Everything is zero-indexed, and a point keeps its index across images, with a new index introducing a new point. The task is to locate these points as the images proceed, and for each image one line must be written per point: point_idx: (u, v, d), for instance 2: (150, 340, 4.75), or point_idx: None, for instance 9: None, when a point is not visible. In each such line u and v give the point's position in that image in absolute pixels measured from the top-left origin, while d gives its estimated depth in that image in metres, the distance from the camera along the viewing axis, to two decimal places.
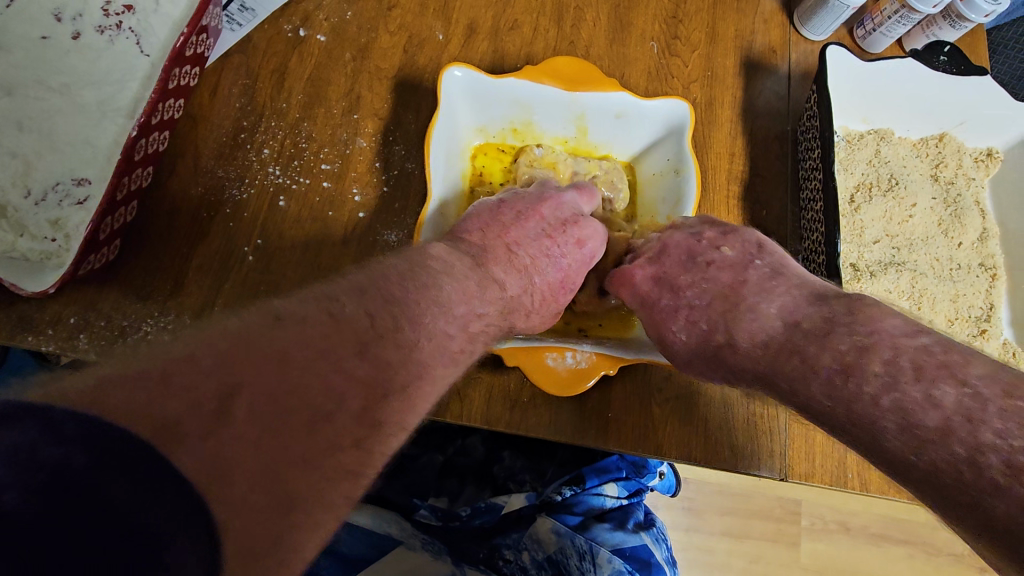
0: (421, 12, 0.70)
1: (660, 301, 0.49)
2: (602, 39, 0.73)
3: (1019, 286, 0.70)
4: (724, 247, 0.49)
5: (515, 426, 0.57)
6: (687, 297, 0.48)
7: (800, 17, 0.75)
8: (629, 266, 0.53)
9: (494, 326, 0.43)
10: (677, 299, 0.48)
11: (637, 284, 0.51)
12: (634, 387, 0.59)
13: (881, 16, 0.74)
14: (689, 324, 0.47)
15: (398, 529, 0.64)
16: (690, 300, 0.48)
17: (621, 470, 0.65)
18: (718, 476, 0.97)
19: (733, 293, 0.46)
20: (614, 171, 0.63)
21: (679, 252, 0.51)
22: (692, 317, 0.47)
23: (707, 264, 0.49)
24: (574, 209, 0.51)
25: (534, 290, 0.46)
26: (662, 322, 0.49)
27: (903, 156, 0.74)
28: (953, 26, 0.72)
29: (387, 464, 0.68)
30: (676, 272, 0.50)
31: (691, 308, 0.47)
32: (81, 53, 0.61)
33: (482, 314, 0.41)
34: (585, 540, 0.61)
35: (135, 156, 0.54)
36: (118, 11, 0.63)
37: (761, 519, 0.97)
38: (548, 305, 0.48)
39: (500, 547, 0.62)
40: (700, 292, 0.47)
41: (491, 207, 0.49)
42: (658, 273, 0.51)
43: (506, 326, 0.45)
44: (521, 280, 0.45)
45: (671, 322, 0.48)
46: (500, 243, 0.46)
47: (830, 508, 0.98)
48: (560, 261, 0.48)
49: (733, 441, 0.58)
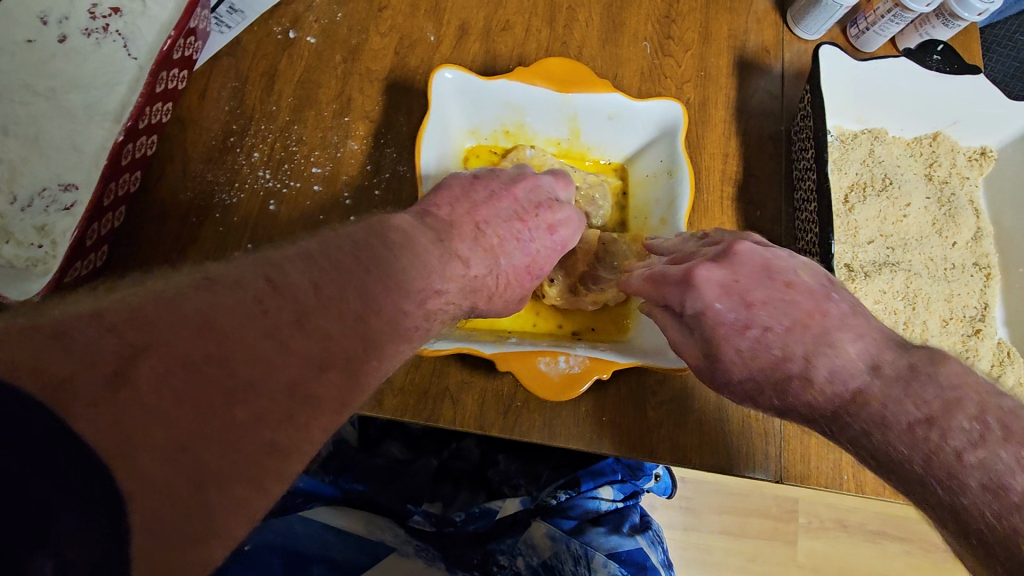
0: (412, 13, 0.69)
1: (725, 313, 0.39)
2: (595, 39, 0.72)
3: (1013, 286, 0.70)
4: (803, 269, 0.40)
5: (510, 431, 0.57)
6: (762, 317, 0.38)
7: (793, 16, 0.75)
8: (688, 266, 0.42)
9: (457, 304, 0.40)
10: (745, 315, 0.39)
11: (695, 287, 0.41)
12: (629, 391, 0.59)
13: (875, 15, 0.73)
14: (753, 345, 0.38)
15: (391, 535, 0.62)
16: (765, 319, 0.38)
17: (616, 473, 0.66)
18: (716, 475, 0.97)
19: (816, 321, 0.37)
20: (595, 186, 0.62)
21: (751, 262, 0.41)
22: (765, 341, 0.38)
23: (788, 284, 0.39)
24: (549, 194, 0.48)
25: (499, 272, 0.42)
26: (716, 337, 0.40)
27: (897, 156, 0.74)
28: (946, 25, 0.72)
29: (380, 470, 0.67)
30: (750, 286, 0.39)
31: (762, 329, 0.38)
32: (67, 56, 0.61)
33: (441, 292, 0.37)
34: (579, 544, 0.61)
35: (122, 161, 0.53)
36: (105, 13, 0.62)
37: (758, 518, 0.97)
38: (512, 289, 0.44)
39: (494, 553, 0.62)
40: (777, 313, 0.38)
41: (463, 180, 0.45)
42: (726, 280, 0.40)
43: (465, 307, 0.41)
44: (486, 259, 0.41)
45: (735, 341, 0.39)
46: (467, 219, 0.42)
47: (827, 506, 0.98)
48: (527, 243, 0.44)
49: (728, 443, 0.58)
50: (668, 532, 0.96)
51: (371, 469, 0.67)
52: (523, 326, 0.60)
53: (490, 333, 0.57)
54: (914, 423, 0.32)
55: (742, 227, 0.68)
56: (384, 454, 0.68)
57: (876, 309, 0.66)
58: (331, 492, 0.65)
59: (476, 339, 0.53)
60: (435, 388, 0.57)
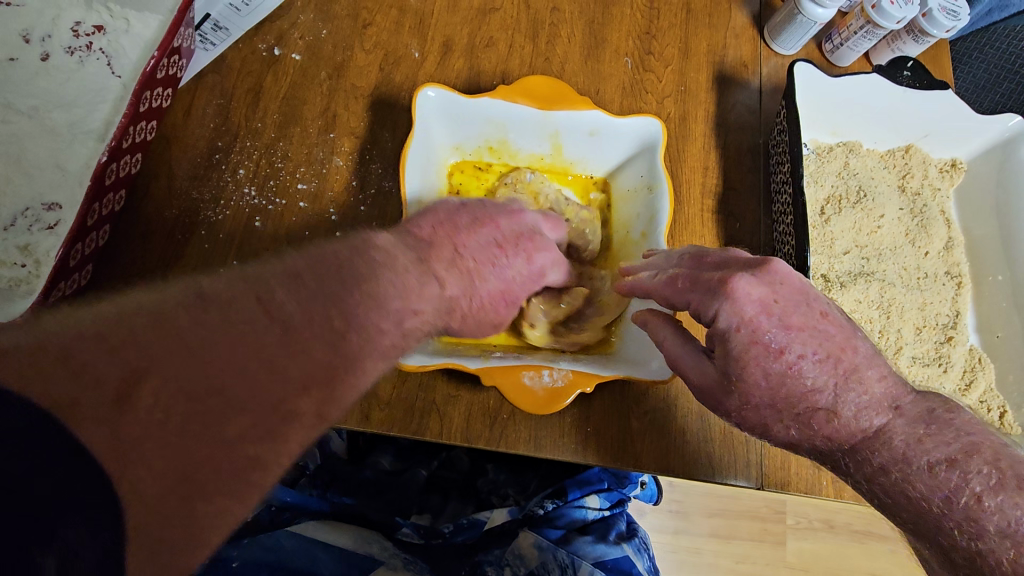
0: (397, 30, 0.70)
1: (765, 335, 0.41)
2: (577, 55, 0.73)
3: (983, 294, 0.72)
4: (831, 302, 0.45)
5: (496, 444, 0.58)
6: (798, 344, 0.41)
7: (769, 32, 0.77)
8: (732, 277, 0.43)
9: (433, 325, 0.39)
10: (786, 338, 0.41)
11: (739, 301, 0.42)
12: (615, 401, 0.60)
13: (848, 31, 0.76)
14: (789, 369, 0.41)
15: (379, 549, 0.61)
16: (800, 347, 0.41)
17: (602, 481, 0.69)
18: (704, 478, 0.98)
19: (847, 356, 0.42)
20: (588, 221, 0.64)
21: (790, 287, 0.43)
22: (798, 369, 0.41)
23: (821, 314, 0.43)
24: (529, 226, 0.48)
25: (473, 295, 0.42)
26: (754, 356, 0.41)
27: (871, 168, 0.76)
28: (916, 41, 0.75)
29: (368, 482, 0.67)
30: (789, 310, 0.42)
31: (801, 355, 0.41)
32: (49, 74, 0.61)
33: (419, 311, 0.37)
34: (566, 554, 0.61)
35: (105, 181, 0.53)
36: (88, 32, 0.63)
37: (747, 519, 0.99)
38: (487, 311, 0.43)
39: (482, 564, 0.61)
40: (814, 340, 0.41)
41: (449, 207, 0.44)
42: (768, 299, 0.42)
43: (440, 328, 0.41)
44: (461, 284, 0.41)
45: (766, 363, 0.41)
46: (447, 242, 0.42)
47: (814, 507, 1.00)
48: (503, 271, 0.44)
49: (710, 452, 0.59)
50: (659, 535, 0.97)
51: (360, 484, 0.67)
52: (510, 341, 0.61)
53: (477, 348, 0.58)
54: (936, 465, 0.39)
55: (723, 239, 0.69)
56: (372, 467, 0.69)
57: (853, 318, 0.68)
58: (319, 506, 0.64)
59: (461, 355, 0.53)
60: (422, 402, 0.58)
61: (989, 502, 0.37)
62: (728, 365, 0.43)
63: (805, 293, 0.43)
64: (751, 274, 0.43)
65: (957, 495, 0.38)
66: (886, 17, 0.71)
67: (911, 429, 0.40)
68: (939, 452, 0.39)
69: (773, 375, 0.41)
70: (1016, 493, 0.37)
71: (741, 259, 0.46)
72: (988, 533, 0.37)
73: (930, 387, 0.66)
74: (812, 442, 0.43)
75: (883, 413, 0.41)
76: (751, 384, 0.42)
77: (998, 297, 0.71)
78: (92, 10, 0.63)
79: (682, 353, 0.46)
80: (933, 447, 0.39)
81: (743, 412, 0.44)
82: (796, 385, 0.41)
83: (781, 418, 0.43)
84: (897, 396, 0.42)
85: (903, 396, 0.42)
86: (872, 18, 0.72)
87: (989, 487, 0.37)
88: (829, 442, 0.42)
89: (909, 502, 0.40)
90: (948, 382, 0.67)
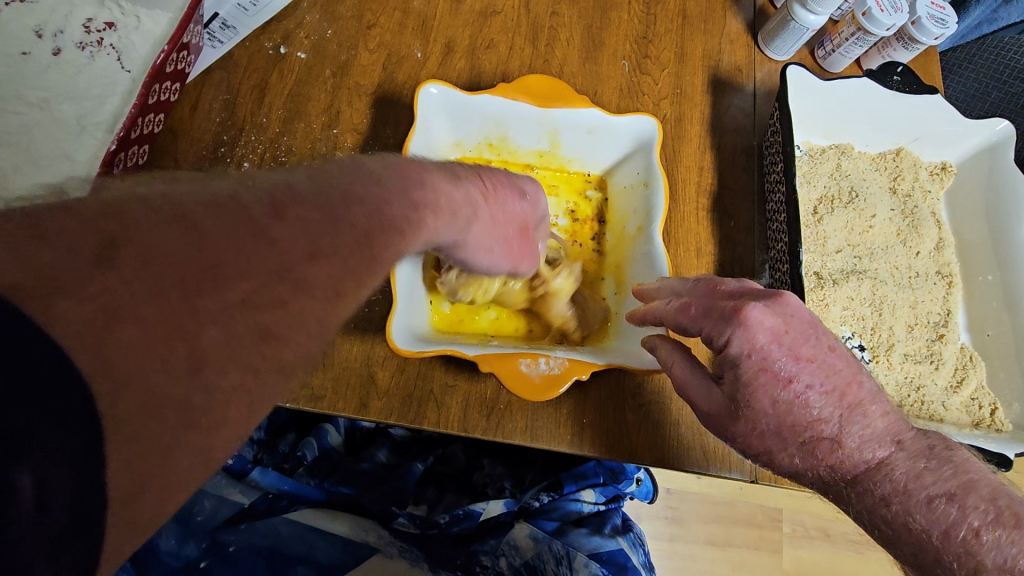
0: (400, 31, 0.72)
1: (775, 363, 0.42)
2: (576, 57, 0.75)
3: (973, 293, 0.74)
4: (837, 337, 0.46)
5: (493, 433, 0.58)
6: (805, 375, 0.43)
7: (763, 38, 0.79)
8: (744, 304, 0.43)
9: (460, 200, 0.41)
10: (793, 370, 0.43)
11: (750, 328, 0.42)
12: (609, 394, 0.61)
13: (839, 37, 0.78)
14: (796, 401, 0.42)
15: (375, 537, 0.58)
16: (807, 378, 0.43)
17: (599, 475, 0.69)
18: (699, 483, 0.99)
19: (852, 390, 0.43)
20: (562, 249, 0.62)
21: (801, 319, 0.44)
22: (804, 399, 0.42)
23: (829, 347, 0.44)
24: None
25: (487, 183, 0.44)
26: (762, 390, 0.43)
27: (863, 169, 0.77)
28: (906, 48, 0.77)
29: (365, 473, 0.67)
30: (798, 341, 0.43)
31: (805, 386, 0.42)
32: (61, 69, 0.63)
33: (444, 190, 0.39)
34: (561, 545, 0.61)
35: (114, 169, 0.55)
36: (99, 28, 0.64)
37: (744, 526, 0.99)
38: (495, 270, 0.48)
39: (477, 554, 0.59)
40: (819, 372, 0.43)
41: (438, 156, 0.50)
42: (778, 328, 0.43)
43: (472, 208, 0.42)
44: (471, 173, 0.44)
45: (775, 392, 0.42)
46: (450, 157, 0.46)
47: (810, 515, 1.01)
48: (514, 229, 0.47)
49: (705, 444, 0.60)
50: (655, 542, 0.97)
51: (360, 476, 0.66)
52: (505, 329, 0.63)
53: (474, 337, 0.59)
54: (936, 498, 0.41)
55: (718, 238, 0.70)
56: (371, 460, 0.69)
57: (844, 315, 0.69)
58: (317, 496, 0.61)
59: (459, 343, 0.54)
60: (420, 389, 0.58)
61: (987, 537, 0.38)
62: (741, 387, 0.43)
63: (817, 327, 0.44)
64: (764, 303, 0.44)
65: (955, 529, 0.39)
66: (876, 23, 0.73)
67: (913, 464, 0.42)
68: (939, 487, 0.41)
69: (780, 403, 0.42)
70: (1013, 531, 0.38)
71: (753, 290, 0.47)
72: (986, 567, 0.38)
73: (921, 384, 0.67)
74: (816, 472, 0.44)
75: (885, 447, 0.43)
76: (758, 409, 0.43)
77: (988, 297, 0.72)
78: (104, 7, 0.65)
79: (690, 378, 0.47)
80: (932, 481, 0.41)
81: (748, 439, 0.45)
82: (802, 413, 0.43)
83: (785, 446, 0.43)
84: (898, 431, 0.43)
85: (904, 432, 0.44)
86: (862, 25, 0.74)
87: (987, 522, 0.39)
88: (831, 472, 0.44)
89: (912, 535, 0.41)
90: (940, 379, 0.68)
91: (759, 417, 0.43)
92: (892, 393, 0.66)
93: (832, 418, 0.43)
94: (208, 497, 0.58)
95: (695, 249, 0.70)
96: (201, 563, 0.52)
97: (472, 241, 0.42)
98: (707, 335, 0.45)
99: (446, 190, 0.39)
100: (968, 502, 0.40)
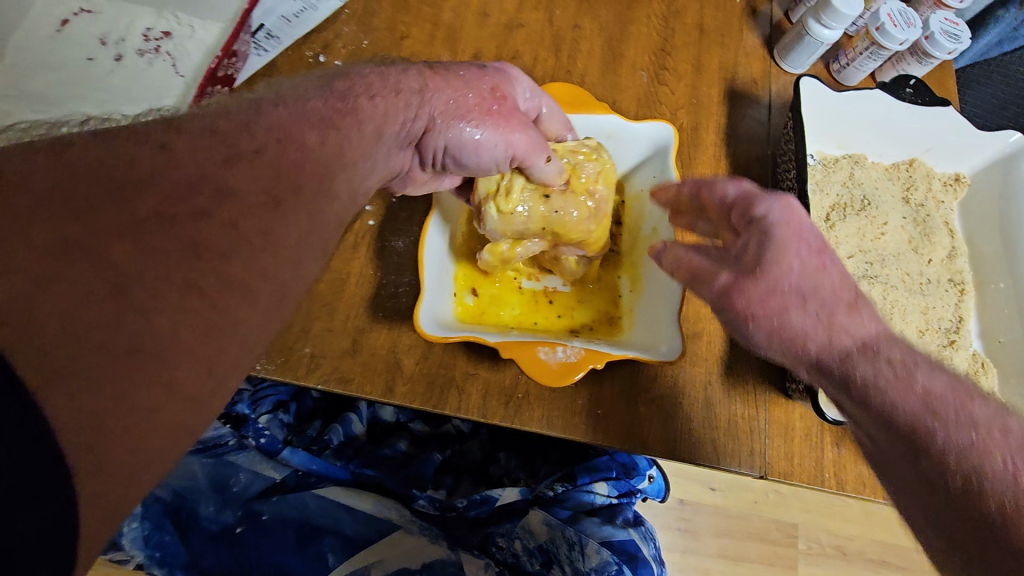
0: (431, 42, 0.77)
1: (809, 234, 0.41)
2: (596, 68, 0.79)
3: (986, 301, 0.75)
4: None
5: (511, 420, 0.61)
6: (834, 258, 0.41)
7: (779, 52, 0.82)
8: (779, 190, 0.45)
9: (419, 76, 0.49)
10: (824, 249, 0.41)
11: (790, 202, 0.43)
12: (624, 385, 0.63)
13: (853, 51, 0.80)
14: (819, 267, 0.40)
15: (397, 514, 0.66)
16: (834, 260, 0.41)
17: (611, 470, 0.70)
18: (712, 495, 1.01)
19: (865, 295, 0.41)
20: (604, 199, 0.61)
21: None
22: (829, 271, 0.40)
23: None
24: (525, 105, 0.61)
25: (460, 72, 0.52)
26: (794, 250, 0.40)
27: (876, 179, 0.79)
28: (920, 62, 0.80)
29: (388, 459, 0.69)
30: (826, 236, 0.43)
31: (831, 265, 0.40)
32: (121, 73, 0.68)
33: (405, 73, 0.48)
34: (574, 531, 0.65)
35: None
36: (157, 37, 0.70)
37: (757, 541, 1.00)
38: (489, 153, 0.51)
39: (493, 536, 0.66)
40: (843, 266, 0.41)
41: None
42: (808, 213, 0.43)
43: (430, 75, 0.49)
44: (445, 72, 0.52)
45: (803, 254, 0.40)
46: None
47: (825, 531, 1.01)
48: (487, 101, 0.50)
49: (714, 439, 0.63)
50: (668, 554, 0.98)
51: (379, 459, 0.69)
52: (524, 322, 0.65)
53: (495, 327, 0.62)
54: None
55: None
56: (391, 447, 0.70)
57: None
58: (342, 475, 0.68)
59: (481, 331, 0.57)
60: (442, 377, 0.62)
61: None
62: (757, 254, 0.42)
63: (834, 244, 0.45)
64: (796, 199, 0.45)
65: None
66: (889, 38, 0.76)
67: None
68: None
69: (808, 267, 0.40)
70: None
71: None
72: None
73: None
74: None
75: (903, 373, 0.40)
76: (787, 268, 0.40)
77: (1001, 304, 0.73)
78: (161, 18, 0.71)
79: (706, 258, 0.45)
80: None
81: None
82: (824, 284, 0.39)
83: None
84: None
85: None
86: (876, 39, 0.77)
87: None
88: None
89: None
90: None
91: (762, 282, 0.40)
92: None
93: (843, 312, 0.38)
94: (243, 470, 0.67)
95: None
96: (236, 528, 0.65)
97: (439, 115, 0.48)
98: (746, 206, 0.45)
99: (397, 75, 0.48)
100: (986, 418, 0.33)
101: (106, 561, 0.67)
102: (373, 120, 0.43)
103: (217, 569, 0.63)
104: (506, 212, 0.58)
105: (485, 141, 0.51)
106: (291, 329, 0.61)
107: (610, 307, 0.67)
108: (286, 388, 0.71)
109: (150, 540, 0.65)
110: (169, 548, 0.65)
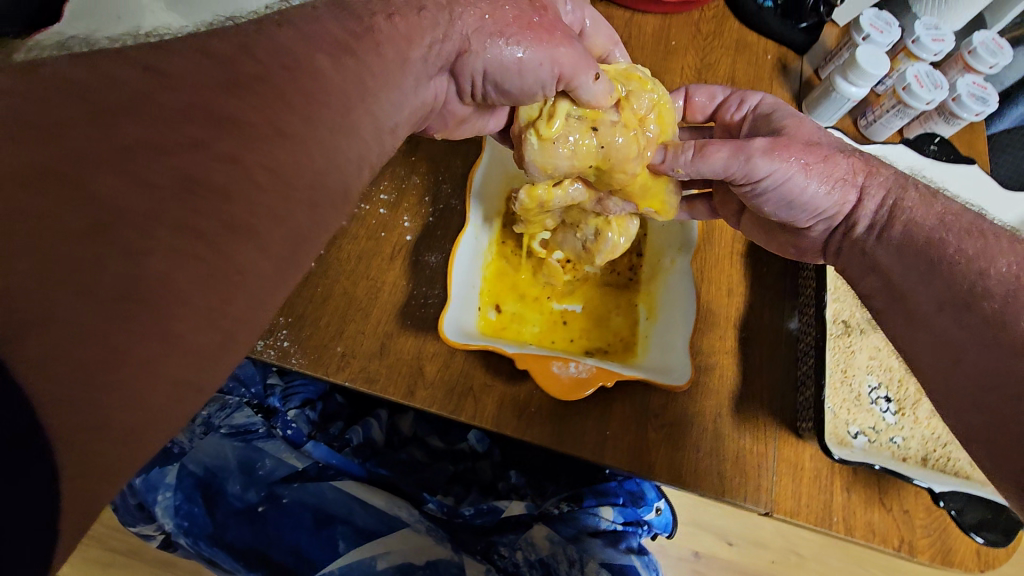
0: None
1: (789, 113, 0.60)
2: None
3: None
4: None
5: (522, 432, 0.64)
6: (814, 130, 0.58)
7: (807, 105, 0.86)
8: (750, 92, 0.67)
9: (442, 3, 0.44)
10: (805, 123, 0.59)
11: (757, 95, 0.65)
12: (633, 410, 0.66)
13: (881, 109, 0.83)
14: (812, 136, 0.57)
15: (407, 513, 0.70)
16: (815, 132, 0.58)
17: (619, 496, 0.71)
18: (728, 550, 0.99)
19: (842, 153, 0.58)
20: (653, 134, 0.57)
21: None
22: (818, 138, 0.57)
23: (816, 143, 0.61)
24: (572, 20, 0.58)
25: None
26: (794, 125, 0.58)
27: None
28: (947, 122, 0.83)
29: (403, 463, 0.73)
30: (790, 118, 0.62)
31: (816, 133, 0.58)
32: None
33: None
34: (574, 549, 0.68)
35: None
36: None
37: None
38: (534, 73, 0.48)
39: (496, 544, 0.69)
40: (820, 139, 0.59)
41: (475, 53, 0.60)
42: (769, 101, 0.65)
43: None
44: None
45: (800, 128, 0.57)
46: None
47: None
48: (526, 14, 0.46)
49: (721, 469, 0.64)
50: None
51: (395, 459, 0.73)
52: (544, 340, 0.69)
53: (515, 341, 0.66)
54: None
55: (750, 279, 0.74)
56: (408, 451, 0.73)
57: (870, 364, 0.71)
58: (359, 472, 0.72)
59: (497, 342, 0.62)
60: (461, 385, 0.65)
61: None
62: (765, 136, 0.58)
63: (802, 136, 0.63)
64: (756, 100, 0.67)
65: None
66: (915, 97, 0.79)
67: None
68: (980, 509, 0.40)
69: (810, 135, 0.57)
70: None
71: None
72: None
73: (949, 441, 0.67)
74: None
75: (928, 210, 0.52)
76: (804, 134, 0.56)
77: None
78: None
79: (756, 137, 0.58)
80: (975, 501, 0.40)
81: None
82: (826, 144, 0.56)
83: None
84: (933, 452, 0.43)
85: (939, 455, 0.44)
86: (902, 98, 0.80)
87: None
88: None
89: None
90: None
91: (789, 145, 0.53)
92: (916, 446, 0.67)
93: (836, 172, 0.54)
94: (269, 456, 0.71)
95: (727, 290, 0.74)
96: (258, 507, 0.69)
97: (474, 33, 0.45)
98: (742, 96, 0.65)
99: None
100: (986, 229, 0.48)
101: (136, 531, 0.73)
102: (394, 43, 0.40)
103: (239, 543, 0.69)
104: (547, 138, 0.54)
105: (530, 64, 0.47)
106: (327, 328, 0.66)
107: (626, 332, 0.70)
108: (315, 387, 0.74)
109: (179, 510, 0.70)
110: (197, 519, 0.69)
